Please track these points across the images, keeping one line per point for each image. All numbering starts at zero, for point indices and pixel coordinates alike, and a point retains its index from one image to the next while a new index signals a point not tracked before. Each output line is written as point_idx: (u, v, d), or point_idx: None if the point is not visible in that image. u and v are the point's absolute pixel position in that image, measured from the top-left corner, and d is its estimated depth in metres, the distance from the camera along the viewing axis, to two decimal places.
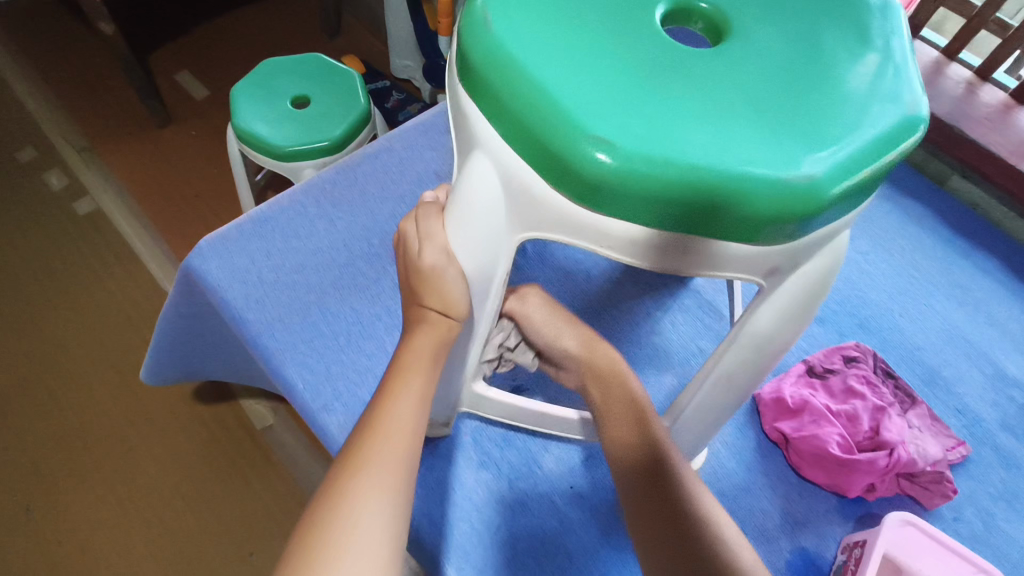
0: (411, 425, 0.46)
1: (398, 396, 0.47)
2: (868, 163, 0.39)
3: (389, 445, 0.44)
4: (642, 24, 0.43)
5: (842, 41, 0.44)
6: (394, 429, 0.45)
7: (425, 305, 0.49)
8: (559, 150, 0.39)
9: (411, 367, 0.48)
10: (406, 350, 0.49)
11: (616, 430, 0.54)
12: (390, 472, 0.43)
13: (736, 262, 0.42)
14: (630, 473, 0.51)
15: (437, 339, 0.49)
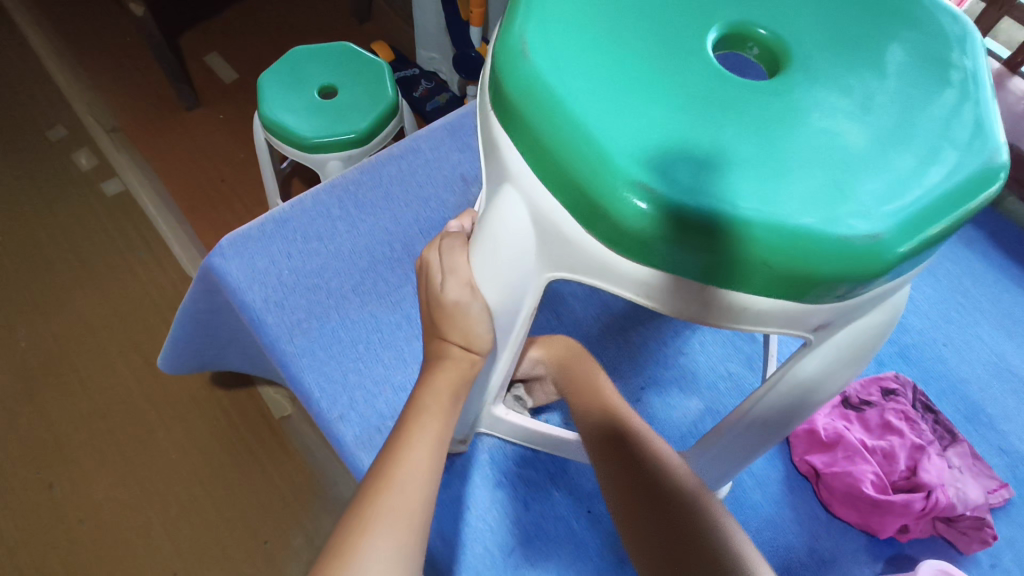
0: (432, 462, 0.39)
1: (420, 428, 0.40)
2: (952, 217, 0.30)
3: (406, 485, 0.37)
4: (682, 39, 0.34)
5: (923, 61, 0.35)
6: (413, 468, 0.38)
7: (447, 339, 0.42)
8: (591, 191, 0.31)
9: (429, 407, 0.41)
10: (424, 383, 0.42)
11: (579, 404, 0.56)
12: (405, 521, 0.36)
13: (783, 315, 0.32)
14: (594, 440, 0.53)
15: (457, 376, 0.42)
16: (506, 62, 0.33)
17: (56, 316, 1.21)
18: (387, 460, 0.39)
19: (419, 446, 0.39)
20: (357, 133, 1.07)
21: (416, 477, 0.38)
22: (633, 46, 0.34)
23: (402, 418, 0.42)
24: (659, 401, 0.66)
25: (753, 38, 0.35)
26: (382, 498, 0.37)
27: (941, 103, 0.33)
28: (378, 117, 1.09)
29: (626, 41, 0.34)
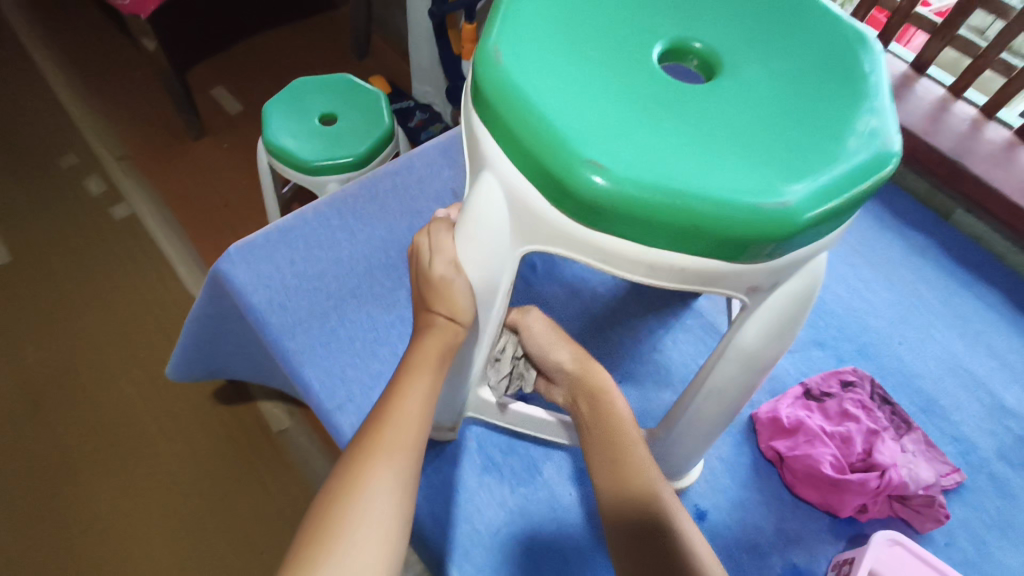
0: (420, 421, 0.45)
1: (409, 388, 0.45)
2: (856, 191, 0.36)
3: (399, 437, 0.43)
4: (631, 49, 0.40)
5: (834, 67, 0.41)
6: (403, 423, 0.44)
7: (433, 310, 0.47)
8: (553, 169, 0.35)
9: (418, 369, 0.46)
10: (413, 352, 0.47)
11: (600, 461, 0.52)
12: (398, 469, 0.41)
13: (715, 278, 0.37)
14: (620, 513, 0.49)
15: (443, 345, 0.47)
16: (483, 66, 0.38)
17: (62, 333, 1.25)
18: (380, 416, 0.44)
19: (408, 404, 0.45)
20: (355, 157, 1.15)
21: (406, 431, 0.43)
22: (589, 54, 0.39)
23: (393, 381, 0.47)
24: (635, 393, 0.71)
25: (692, 52, 0.41)
26: (377, 447, 0.42)
27: (846, 102, 0.39)
28: (375, 143, 1.17)
29: (584, 50, 0.39)
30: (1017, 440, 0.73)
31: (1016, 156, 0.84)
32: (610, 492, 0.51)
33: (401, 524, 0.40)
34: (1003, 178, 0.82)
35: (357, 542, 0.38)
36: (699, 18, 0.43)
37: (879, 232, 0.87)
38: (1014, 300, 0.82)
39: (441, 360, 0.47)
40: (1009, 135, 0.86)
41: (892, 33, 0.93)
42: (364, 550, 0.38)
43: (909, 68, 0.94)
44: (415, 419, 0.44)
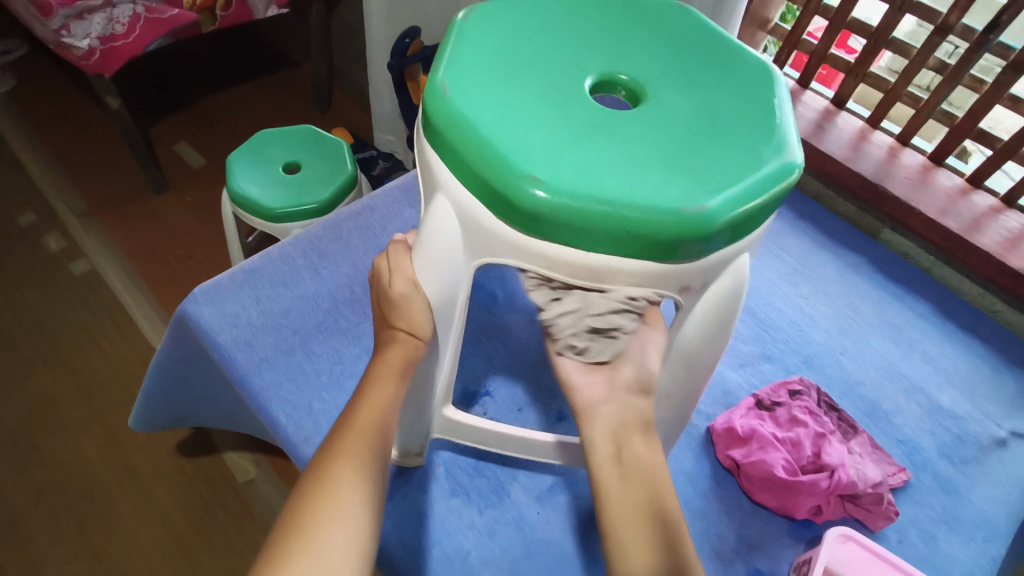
0: (380, 428, 0.47)
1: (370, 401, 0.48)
2: (765, 197, 0.40)
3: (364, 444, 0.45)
4: (565, 80, 0.44)
5: (743, 91, 0.46)
6: (365, 431, 0.46)
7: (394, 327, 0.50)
8: (498, 186, 0.39)
9: (376, 387, 0.49)
10: (374, 370, 0.50)
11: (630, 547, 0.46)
12: (363, 471, 0.44)
13: (649, 279, 0.41)
14: None
15: (405, 358, 0.49)
16: (432, 99, 0.42)
17: (16, 392, 1.22)
18: (343, 429, 0.46)
19: (369, 414, 0.47)
20: (319, 203, 1.18)
21: (367, 437, 0.46)
22: (527, 85, 0.43)
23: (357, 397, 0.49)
24: None
25: (619, 83, 0.46)
26: (343, 454, 0.44)
27: (754, 121, 0.44)
28: (338, 189, 1.20)
29: (523, 82, 0.44)
30: (956, 438, 0.77)
31: (930, 178, 0.92)
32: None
33: (368, 520, 0.41)
34: (921, 199, 0.89)
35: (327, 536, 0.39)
36: (625, 54, 0.48)
37: (816, 253, 0.94)
38: (942, 309, 0.89)
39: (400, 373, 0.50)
40: (923, 160, 0.95)
41: (813, 73, 1.02)
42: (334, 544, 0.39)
43: (830, 102, 1.02)
44: (376, 425, 0.47)
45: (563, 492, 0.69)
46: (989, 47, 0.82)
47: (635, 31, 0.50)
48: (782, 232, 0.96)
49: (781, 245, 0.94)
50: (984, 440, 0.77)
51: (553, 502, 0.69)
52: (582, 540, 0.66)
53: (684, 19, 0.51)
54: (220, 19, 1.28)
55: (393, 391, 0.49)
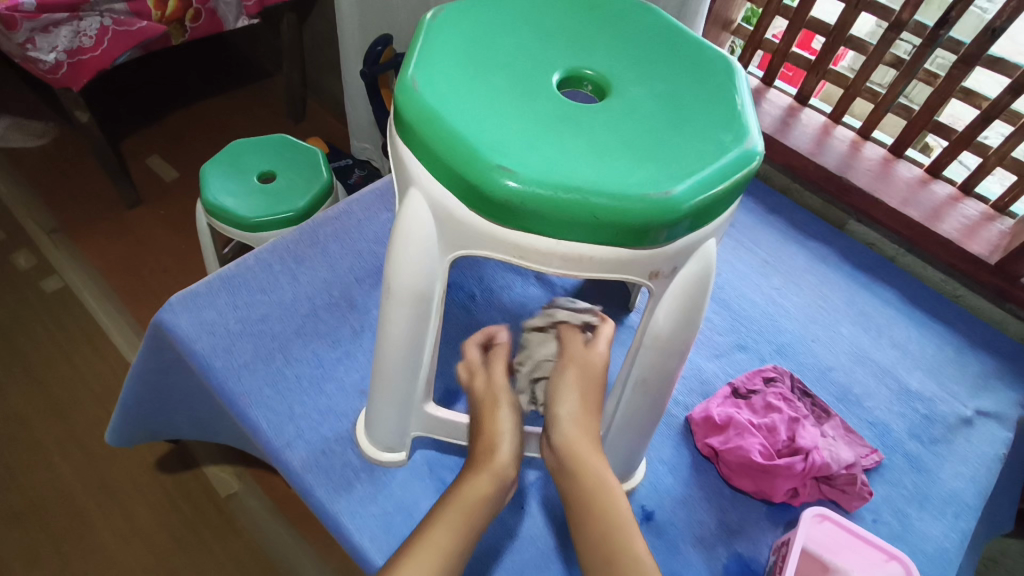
0: (475, 515, 0.53)
1: (471, 486, 0.54)
2: (728, 182, 0.42)
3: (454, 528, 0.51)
4: (532, 76, 0.46)
5: (704, 83, 0.48)
6: (460, 515, 0.52)
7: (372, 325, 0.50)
8: (471, 177, 0.40)
9: (476, 476, 0.55)
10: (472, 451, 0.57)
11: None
12: (449, 555, 0.50)
13: (621, 266, 0.42)
14: None
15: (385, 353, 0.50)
16: (403, 95, 0.43)
17: None
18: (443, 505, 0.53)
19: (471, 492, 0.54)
20: (295, 212, 1.18)
21: (462, 520, 0.52)
22: (496, 81, 0.45)
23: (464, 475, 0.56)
24: None
25: (585, 78, 0.48)
26: (434, 533, 0.51)
27: (716, 111, 0.46)
28: (314, 198, 1.20)
29: (492, 78, 0.45)
30: (924, 419, 0.80)
31: (891, 170, 0.95)
32: None
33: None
34: (884, 189, 0.92)
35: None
36: (590, 50, 0.49)
37: (785, 244, 0.96)
38: (907, 295, 0.92)
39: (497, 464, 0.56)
40: (884, 152, 0.98)
41: (776, 71, 1.05)
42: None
43: (794, 100, 1.05)
44: (470, 511, 0.53)
45: (547, 487, 0.70)
46: (941, 42, 0.85)
47: (599, 27, 0.51)
48: (753, 226, 0.98)
49: (752, 239, 0.97)
50: (951, 419, 0.80)
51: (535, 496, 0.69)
52: (566, 534, 0.66)
53: (646, 16, 0.53)
54: (190, 30, 1.28)
55: (490, 484, 0.55)
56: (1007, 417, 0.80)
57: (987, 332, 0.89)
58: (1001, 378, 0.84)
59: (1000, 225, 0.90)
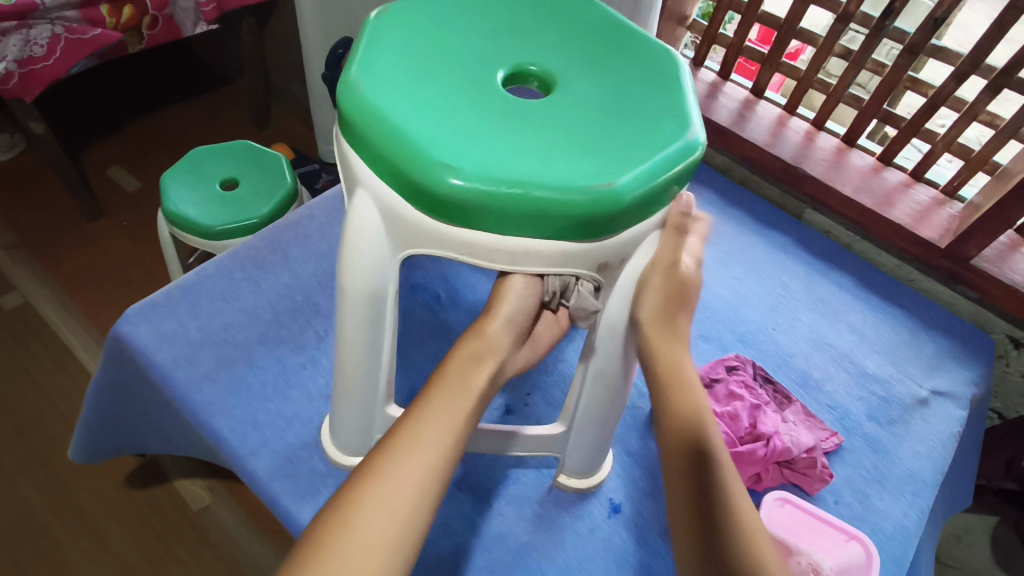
0: (445, 423, 0.51)
1: (440, 394, 0.52)
2: (670, 172, 0.42)
3: (427, 434, 0.50)
4: (476, 72, 0.46)
5: (646, 75, 0.48)
6: (430, 424, 0.50)
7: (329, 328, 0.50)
8: (415, 176, 0.40)
9: (445, 385, 0.53)
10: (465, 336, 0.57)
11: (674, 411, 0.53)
12: (422, 465, 0.48)
13: (569, 259, 0.43)
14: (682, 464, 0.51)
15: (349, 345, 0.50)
16: (345, 95, 0.43)
17: None
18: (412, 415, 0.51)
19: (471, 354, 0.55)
20: (259, 218, 1.16)
21: (459, 393, 0.52)
22: (439, 78, 0.45)
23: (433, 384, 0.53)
24: (543, 401, 0.74)
25: (530, 74, 0.48)
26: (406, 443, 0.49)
27: (659, 103, 0.46)
28: (278, 203, 1.19)
29: (437, 76, 0.45)
30: (882, 401, 0.82)
31: (844, 159, 0.97)
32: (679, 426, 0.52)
33: (412, 512, 0.46)
34: (838, 179, 0.95)
35: (370, 524, 0.45)
36: (535, 46, 0.49)
37: (746, 235, 0.98)
38: (864, 281, 0.94)
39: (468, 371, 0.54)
40: (837, 142, 1.00)
41: (732, 65, 1.07)
42: (373, 535, 0.44)
43: (750, 93, 1.07)
44: (469, 384, 0.53)
45: (515, 484, 0.70)
46: (886, 32, 0.88)
47: (545, 24, 0.52)
48: (715, 219, 1.00)
49: (713, 230, 0.98)
50: (908, 400, 0.82)
51: (503, 493, 0.69)
52: (535, 529, 0.66)
53: (591, 11, 0.53)
54: (146, 37, 1.26)
55: (459, 391, 0.53)
56: (961, 396, 0.83)
57: (940, 314, 0.91)
58: (955, 358, 0.87)
59: (950, 209, 0.92)
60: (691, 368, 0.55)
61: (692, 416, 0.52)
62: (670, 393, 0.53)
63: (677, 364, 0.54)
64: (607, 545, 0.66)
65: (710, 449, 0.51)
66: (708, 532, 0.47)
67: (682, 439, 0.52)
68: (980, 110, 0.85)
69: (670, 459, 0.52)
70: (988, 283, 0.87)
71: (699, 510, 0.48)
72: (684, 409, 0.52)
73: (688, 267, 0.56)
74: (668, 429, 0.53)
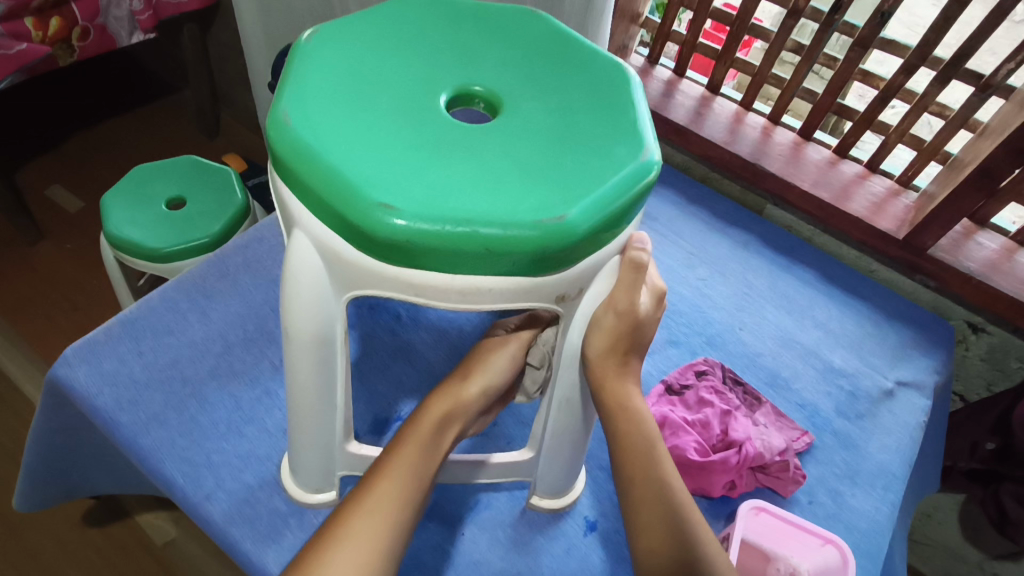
0: (413, 481, 0.51)
1: (408, 448, 0.52)
2: (624, 199, 0.40)
3: (391, 493, 0.49)
4: (416, 99, 0.43)
5: (599, 94, 0.46)
6: (397, 484, 0.50)
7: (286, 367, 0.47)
8: (353, 218, 0.37)
9: (409, 441, 0.53)
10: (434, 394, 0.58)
11: (628, 439, 0.53)
12: (387, 525, 0.48)
13: (523, 295, 0.40)
14: (638, 491, 0.51)
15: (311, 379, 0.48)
16: (273, 129, 0.40)
17: None
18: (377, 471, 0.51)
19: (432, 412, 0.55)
20: (210, 238, 1.11)
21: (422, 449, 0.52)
22: (378, 107, 0.42)
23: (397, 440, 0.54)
24: (512, 420, 0.72)
25: (476, 95, 0.45)
26: (370, 501, 0.49)
27: (610, 122, 0.44)
28: (229, 221, 1.14)
29: (376, 106, 0.42)
30: (850, 396, 0.82)
31: (801, 153, 0.97)
32: (627, 452, 0.53)
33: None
34: (796, 173, 0.94)
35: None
36: (480, 66, 0.47)
37: (708, 233, 0.97)
38: (826, 274, 0.95)
39: (437, 427, 0.55)
40: (794, 136, 1.00)
41: (687, 61, 1.05)
42: None
43: (705, 89, 1.06)
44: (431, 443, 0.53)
45: (487, 509, 0.68)
46: (836, 26, 0.87)
47: (490, 41, 0.49)
48: (677, 219, 0.99)
49: (676, 230, 0.97)
50: (874, 392, 0.83)
51: (476, 520, 0.66)
52: (511, 555, 0.64)
53: (538, 25, 0.51)
54: (78, 50, 1.19)
55: (425, 445, 0.53)
56: (925, 385, 0.84)
57: (901, 303, 0.92)
58: (917, 347, 0.87)
59: (905, 199, 0.93)
60: (639, 403, 0.55)
61: (653, 445, 0.52)
62: (623, 426, 0.53)
63: (627, 399, 0.53)
64: (584, 565, 0.64)
65: (663, 473, 0.51)
66: (679, 552, 0.47)
67: (640, 468, 0.52)
68: (930, 101, 0.85)
69: (630, 489, 0.51)
70: (945, 271, 0.88)
71: (668, 531, 0.48)
72: (639, 441, 0.52)
73: (645, 308, 0.51)
74: (625, 461, 0.52)
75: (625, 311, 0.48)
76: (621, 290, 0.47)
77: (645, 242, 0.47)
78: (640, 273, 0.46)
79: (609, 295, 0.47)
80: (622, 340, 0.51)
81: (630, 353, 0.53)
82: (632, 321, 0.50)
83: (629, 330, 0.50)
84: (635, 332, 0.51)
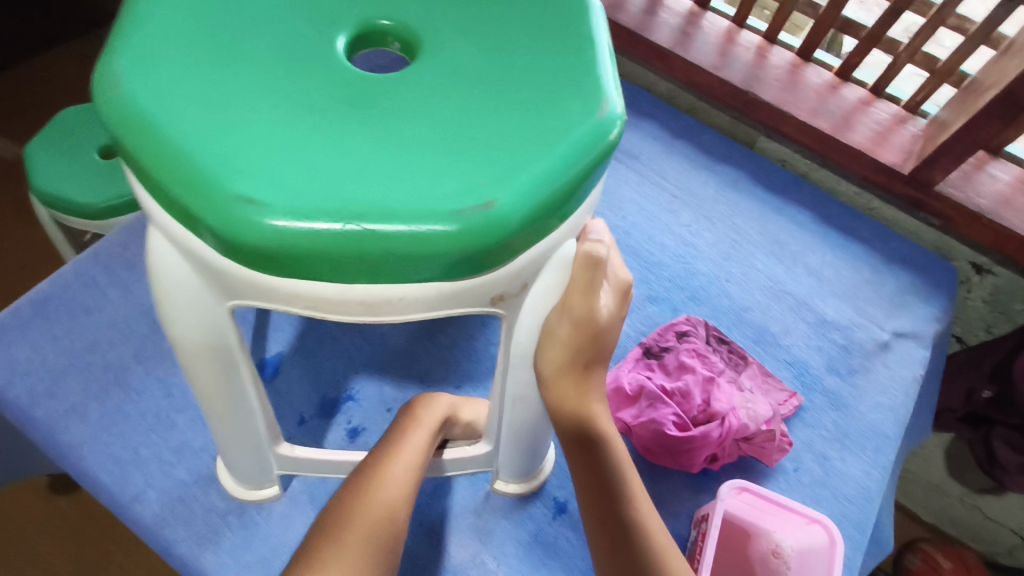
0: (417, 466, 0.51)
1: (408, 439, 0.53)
2: (575, 170, 0.31)
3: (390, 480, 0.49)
4: (304, 44, 0.33)
5: (549, 28, 0.36)
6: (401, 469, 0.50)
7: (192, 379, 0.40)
8: (203, 217, 0.28)
9: (411, 433, 0.53)
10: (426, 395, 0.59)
11: (598, 471, 0.46)
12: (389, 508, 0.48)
13: (443, 301, 0.32)
14: (603, 539, 0.45)
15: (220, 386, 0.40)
16: (107, 99, 0.30)
17: None
18: (368, 476, 0.49)
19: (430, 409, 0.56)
20: None
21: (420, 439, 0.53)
22: (253, 59, 0.32)
23: (389, 433, 0.54)
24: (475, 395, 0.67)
25: (386, 32, 0.35)
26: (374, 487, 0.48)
27: (562, 65, 0.35)
28: None
29: (250, 56, 0.32)
30: (843, 349, 0.76)
31: (799, 76, 0.86)
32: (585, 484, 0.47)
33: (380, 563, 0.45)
34: (792, 102, 0.84)
35: None
36: None
37: (692, 170, 0.88)
38: (821, 214, 0.86)
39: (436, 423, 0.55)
40: (791, 57, 0.89)
41: None
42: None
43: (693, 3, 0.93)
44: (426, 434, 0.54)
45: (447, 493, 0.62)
46: None
47: None
48: (660, 156, 0.89)
49: (657, 169, 0.88)
50: (868, 345, 0.76)
51: (435, 505, 0.61)
52: (472, 543, 0.59)
53: None
54: None
55: (427, 440, 0.54)
56: (924, 335, 0.77)
57: (901, 245, 0.85)
58: (918, 293, 0.80)
59: (913, 127, 0.83)
60: (607, 422, 0.47)
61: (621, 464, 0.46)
62: (586, 460, 0.46)
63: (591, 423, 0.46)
64: (553, 551, 0.60)
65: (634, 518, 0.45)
66: None
67: (607, 509, 0.46)
68: (948, 14, 0.73)
69: (590, 526, 0.47)
70: (952, 209, 0.79)
71: None
72: (607, 475, 0.46)
73: (608, 296, 0.43)
74: (590, 502, 0.46)
75: (582, 318, 0.40)
76: (575, 295, 0.38)
77: (602, 234, 0.38)
78: (597, 271, 0.37)
79: (563, 299, 0.38)
80: (582, 352, 0.42)
81: (592, 365, 0.45)
82: (592, 329, 0.41)
83: (591, 337, 0.42)
84: (596, 341, 0.42)
